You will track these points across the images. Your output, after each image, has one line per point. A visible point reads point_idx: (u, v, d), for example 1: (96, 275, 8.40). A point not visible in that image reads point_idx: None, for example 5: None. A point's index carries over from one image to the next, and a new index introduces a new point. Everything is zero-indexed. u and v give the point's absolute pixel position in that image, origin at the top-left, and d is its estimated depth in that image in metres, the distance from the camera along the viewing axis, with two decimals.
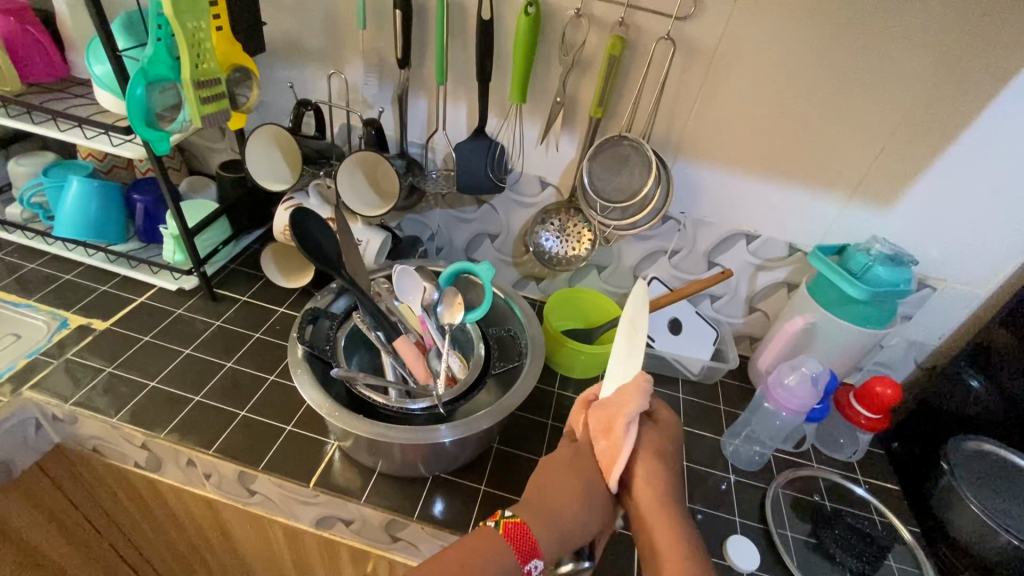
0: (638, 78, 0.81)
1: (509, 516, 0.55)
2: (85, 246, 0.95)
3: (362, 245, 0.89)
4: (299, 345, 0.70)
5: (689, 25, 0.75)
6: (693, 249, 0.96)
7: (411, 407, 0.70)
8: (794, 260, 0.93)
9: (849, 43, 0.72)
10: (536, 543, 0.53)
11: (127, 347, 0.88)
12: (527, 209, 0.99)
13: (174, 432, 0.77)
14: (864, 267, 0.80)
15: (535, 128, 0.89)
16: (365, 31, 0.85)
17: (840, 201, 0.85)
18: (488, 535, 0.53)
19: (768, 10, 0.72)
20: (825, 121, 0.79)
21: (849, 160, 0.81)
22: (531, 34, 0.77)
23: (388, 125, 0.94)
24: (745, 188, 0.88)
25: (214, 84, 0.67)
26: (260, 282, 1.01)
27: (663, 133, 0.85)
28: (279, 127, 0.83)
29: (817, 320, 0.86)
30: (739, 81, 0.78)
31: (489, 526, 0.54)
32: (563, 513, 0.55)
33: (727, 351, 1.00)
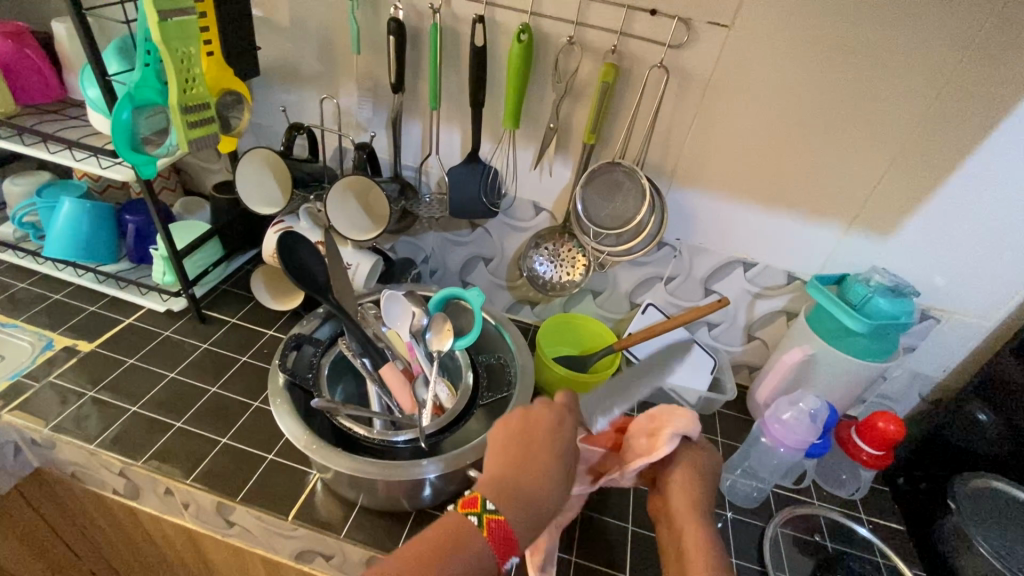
0: (631, 105, 0.80)
1: (491, 512, 0.52)
2: (75, 266, 0.95)
3: (351, 269, 0.88)
4: (280, 373, 0.68)
5: (683, 53, 0.75)
6: (690, 276, 0.94)
7: (394, 440, 0.68)
8: (793, 288, 0.91)
9: (845, 72, 0.71)
10: (514, 540, 0.52)
11: (111, 369, 0.86)
12: (521, 233, 0.98)
13: (153, 459, 0.76)
14: (865, 299, 0.78)
15: (529, 152, 0.89)
16: (360, 56, 0.85)
17: (839, 229, 0.83)
18: (462, 530, 0.51)
19: (762, 39, 0.71)
20: (822, 149, 0.78)
21: (846, 188, 0.80)
22: (524, 60, 0.77)
23: (382, 148, 0.94)
24: (742, 216, 0.86)
25: (202, 108, 0.67)
26: (250, 304, 1.00)
27: (657, 159, 0.84)
28: (271, 151, 0.83)
29: (816, 351, 0.84)
30: (735, 108, 0.77)
31: (467, 519, 0.52)
32: (535, 490, 0.55)
33: (724, 382, 0.97)
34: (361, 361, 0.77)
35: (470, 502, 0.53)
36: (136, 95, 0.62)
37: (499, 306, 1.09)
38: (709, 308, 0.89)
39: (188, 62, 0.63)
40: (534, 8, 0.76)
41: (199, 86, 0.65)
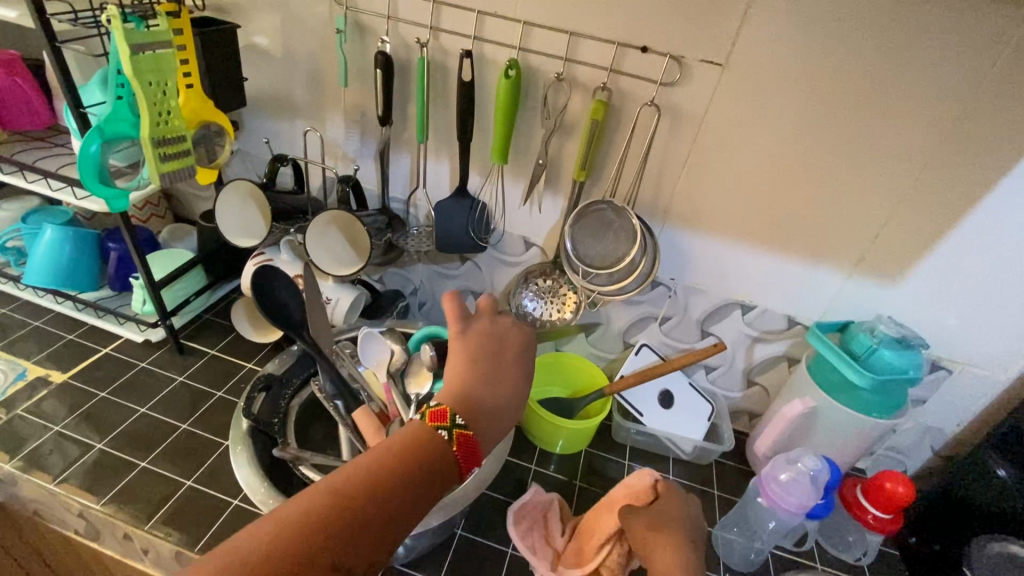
0: (623, 142, 0.77)
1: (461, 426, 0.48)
2: (55, 294, 0.93)
3: (331, 304, 0.85)
4: (244, 417, 0.65)
5: (675, 91, 0.72)
6: (686, 317, 0.90)
7: None
8: (793, 333, 0.86)
9: (845, 114, 0.68)
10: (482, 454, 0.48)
11: (81, 402, 0.84)
12: (511, 268, 0.95)
13: (113, 502, 0.72)
14: (869, 350, 0.73)
15: (519, 187, 0.86)
16: (348, 88, 0.84)
17: (842, 274, 0.79)
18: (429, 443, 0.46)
19: (757, 79, 0.69)
20: (822, 192, 0.74)
21: (848, 233, 0.76)
22: (512, 96, 0.75)
23: (370, 179, 0.92)
24: (739, 257, 0.82)
25: (177, 141, 0.65)
26: (231, 335, 0.98)
27: (650, 197, 0.81)
28: (252, 184, 0.80)
29: (817, 403, 0.79)
30: (730, 148, 0.74)
31: (435, 432, 0.47)
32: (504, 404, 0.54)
33: (721, 430, 0.93)
34: (334, 405, 0.73)
35: (438, 415, 0.48)
36: (106, 127, 0.60)
37: None
38: (705, 353, 0.85)
39: (164, 95, 0.62)
40: (523, 43, 0.74)
41: (176, 119, 0.64)
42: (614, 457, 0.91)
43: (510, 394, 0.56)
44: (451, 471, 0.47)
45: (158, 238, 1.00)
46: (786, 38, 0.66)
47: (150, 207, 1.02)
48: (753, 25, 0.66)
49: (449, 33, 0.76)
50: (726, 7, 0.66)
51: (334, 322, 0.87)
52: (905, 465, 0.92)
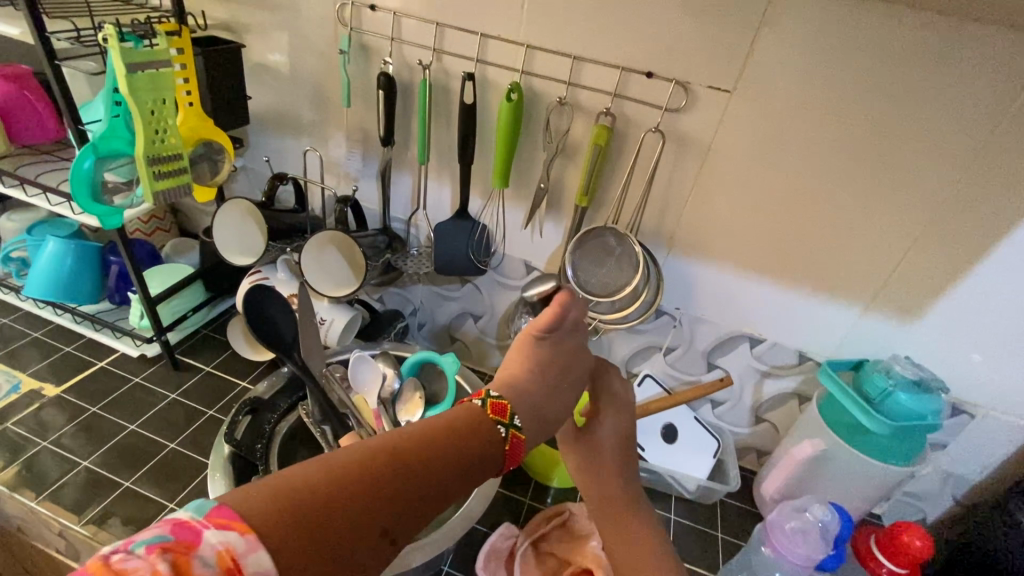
0: (626, 167, 0.75)
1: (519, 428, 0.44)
2: (55, 306, 0.93)
3: (325, 325, 0.84)
4: (226, 442, 0.63)
5: (681, 118, 0.70)
6: (691, 349, 0.86)
7: None
8: (804, 370, 0.82)
9: (858, 144, 0.65)
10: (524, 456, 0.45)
11: (71, 417, 0.83)
12: (511, 291, 0.92)
13: (93, 523, 0.71)
14: (884, 393, 0.70)
15: (520, 211, 0.84)
16: (352, 108, 0.84)
17: (856, 309, 0.75)
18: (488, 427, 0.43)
19: (765, 107, 0.66)
20: (835, 224, 0.71)
21: (862, 267, 0.72)
22: (513, 119, 0.73)
23: (371, 199, 0.91)
24: (747, 288, 0.79)
25: (174, 159, 0.65)
26: (226, 353, 0.97)
27: (654, 225, 0.78)
28: (251, 203, 0.81)
29: (828, 445, 0.75)
30: (737, 176, 0.72)
31: (493, 428, 0.43)
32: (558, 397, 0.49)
33: (728, 470, 0.88)
34: (321, 431, 0.71)
35: (499, 409, 0.44)
36: (101, 145, 0.60)
37: (487, 365, 1.02)
38: (709, 389, 0.80)
39: (162, 113, 0.62)
40: (526, 67, 0.73)
41: (173, 137, 0.64)
42: None
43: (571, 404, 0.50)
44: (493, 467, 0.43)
45: (162, 252, 1.00)
46: (796, 66, 0.63)
47: (156, 221, 1.02)
48: (762, 52, 0.64)
49: (452, 55, 0.75)
50: (734, 35, 0.64)
51: (327, 343, 0.85)
52: (924, 512, 0.86)
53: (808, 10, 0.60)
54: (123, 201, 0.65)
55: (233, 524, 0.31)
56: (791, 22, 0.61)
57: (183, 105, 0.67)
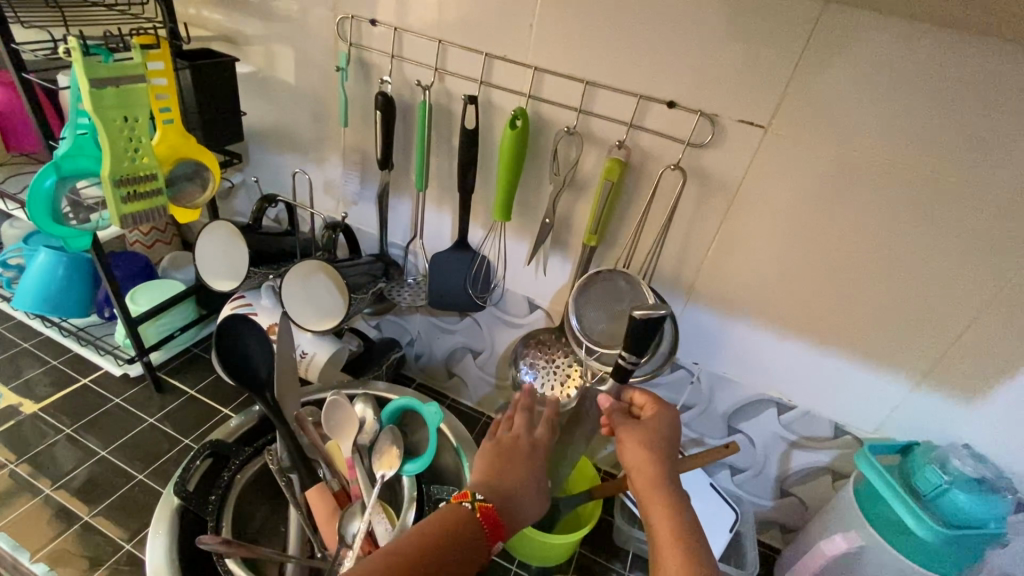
0: (642, 205, 0.67)
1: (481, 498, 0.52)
2: (43, 317, 0.90)
3: (307, 358, 0.79)
4: (175, 494, 0.59)
5: (706, 154, 0.61)
6: (710, 409, 0.77)
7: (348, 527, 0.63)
8: (841, 444, 0.71)
9: (917, 192, 0.55)
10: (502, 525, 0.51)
11: (43, 437, 0.80)
12: (512, 329, 0.85)
13: (43, 561, 0.66)
14: (937, 490, 0.59)
15: (523, 246, 0.77)
16: (350, 128, 0.78)
17: (905, 382, 0.64)
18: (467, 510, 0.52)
19: (805, 146, 0.57)
20: (885, 282, 0.60)
21: (916, 334, 0.61)
22: (518, 147, 0.66)
23: (369, 223, 0.86)
24: (777, 347, 0.69)
25: (145, 179, 0.61)
26: (213, 376, 0.92)
27: (671, 269, 0.70)
28: (236, 226, 0.75)
29: (864, 542, 0.64)
30: (769, 221, 0.62)
31: (462, 506, 0.51)
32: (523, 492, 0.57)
33: (746, 553, 0.76)
34: (287, 480, 0.67)
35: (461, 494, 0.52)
36: (65, 164, 0.58)
37: (485, 405, 0.94)
38: (707, 456, 0.64)
39: (134, 133, 0.59)
40: (533, 91, 0.66)
41: (145, 157, 0.61)
42: (609, 563, 0.77)
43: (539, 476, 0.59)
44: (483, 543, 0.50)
45: (159, 266, 0.96)
46: (844, 100, 0.54)
47: (156, 232, 0.98)
48: (805, 84, 0.55)
49: (455, 76, 0.69)
50: (771, 63, 0.55)
51: (307, 377, 0.81)
52: None
53: (862, 37, 0.51)
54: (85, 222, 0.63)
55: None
56: (840, 50, 0.52)
57: (161, 122, 0.64)
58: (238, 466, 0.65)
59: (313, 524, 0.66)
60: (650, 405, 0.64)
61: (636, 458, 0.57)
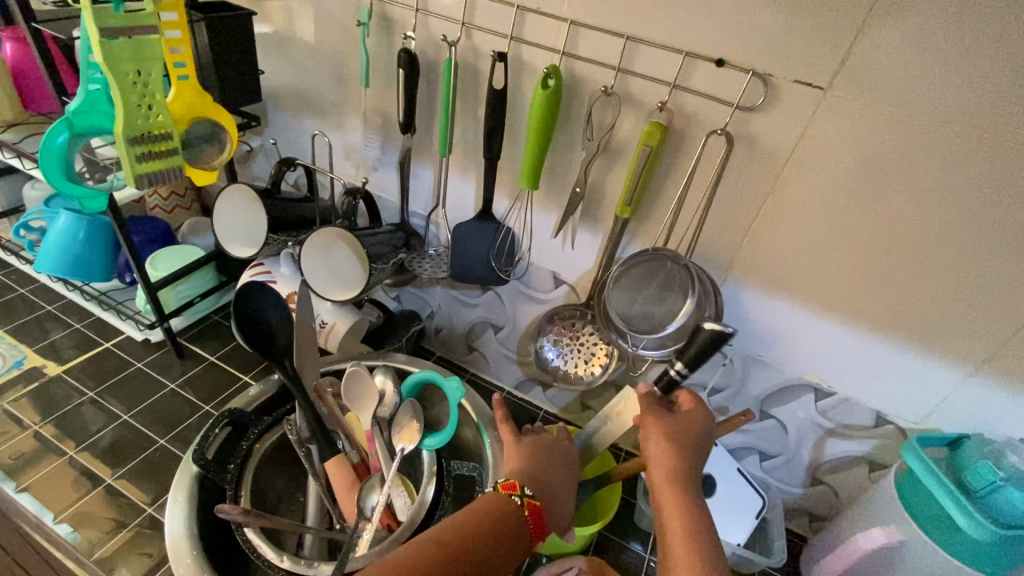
0: (681, 175, 0.62)
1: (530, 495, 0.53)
2: (66, 281, 0.90)
3: (326, 327, 0.77)
4: (194, 461, 0.59)
5: (755, 119, 0.56)
6: (742, 392, 0.73)
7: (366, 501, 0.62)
8: (881, 434, 0.68)
9: (994, 163, 0.49)
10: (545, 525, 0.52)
11: (68, 399, 0.80)
12: (536, 305, 0.82)
13: (67, 521, 0.67)
14: (990, 488, 0.55)
15: (550, 217, 0.73)
16: (371, 89, 0.75)
17: (957, 372, 0.59)
18: (507, 507, 0.51)
19: (868, 110, 0.52)
20: (946, 263, 0.55)
21: (978, 321, 0.56)
22: (548, 110, 0.61)
23: (389, 190, 0.82)
24: (818, 331, 0.65)
25: (160, 138, 0.59)
26: (232, 343, 0.92)
27: (708, 245, 0.65)
28: (254, 191, 0.73)
29: (905, 537, 0.61)
30: (820, 194, 0.57)
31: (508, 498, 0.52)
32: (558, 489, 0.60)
33: (773, 542, 0.74)
34: (306, 450, 0.66)
35: (509, 485, 0.53)
36: (78, 120, 0.57)
37: (506, 381, 0.92)
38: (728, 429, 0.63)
39: (147, 89, 0.57)
40: (568, 47, 0.61)
41: (160, 115, 0.59)
42: (629, 545, 0.76)
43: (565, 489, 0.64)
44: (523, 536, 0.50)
45: (179, 232, 0.94)
46: (919, 57, 0.48)
47: (176, 198, 0.96)
48: (873, 38, 0.49)
49: (483, 31, 0.64)
50: (836, 13, 0.49)
51: (326, 347, 0.79)
52: None
53: None
54: (100, 184, 0.62)
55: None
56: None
57: (176, 78, 0.61)
58: (257, 435, 0.64)
59: (332, 495, 0.65)
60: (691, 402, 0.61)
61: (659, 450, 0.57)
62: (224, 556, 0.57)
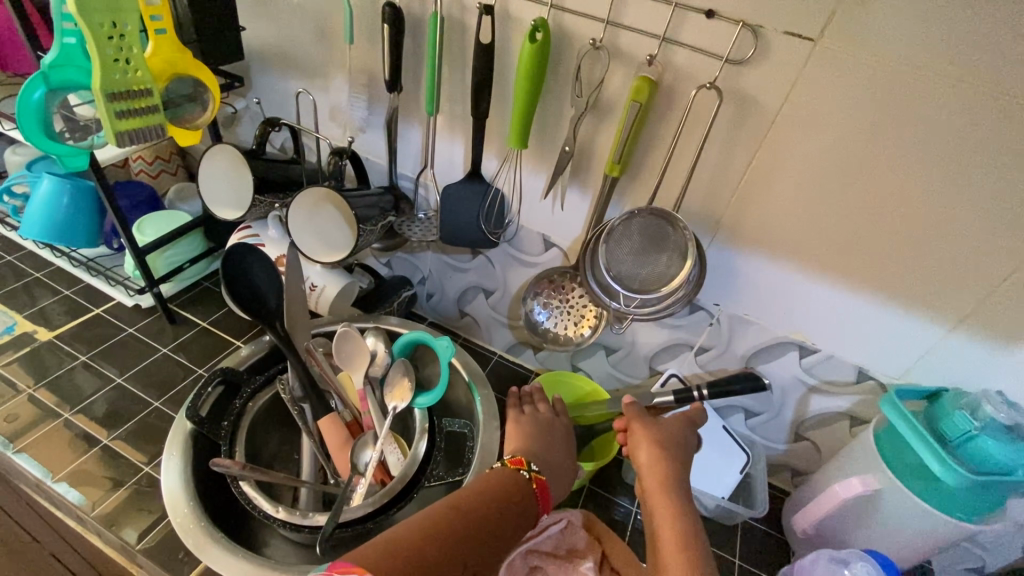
0: (670, 131, 0.62)
1: (536, 470, 0.57)
2: (53, 247, 0.90)
3: (317, 290, 0.78)
4: (187, 418, 0.60)
5: (744, 73, 0.56)
6: (728, 351, 0.74)
7: (359, 458, 0.64)
8: (863, 389, 0.69)
9: (983, 115, 0.49)
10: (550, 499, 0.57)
11: (61, 363, 0.81)
12: (528, 269, 0.82)
13: (65, 480, 0.69)
14: (965, 436, 0.57)
15: (540, 179, 0.73)
16: (355, 46, 0.73)
17: (938, 328, 0.61)
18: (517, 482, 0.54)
19: (859, 62, 0.51)
20: (931, 220, 0.55)
21: (960, 276, 0.57)
22: (537, 65, 0.60)
23: (377, 152, 0.81)
24: (804, 289, 0.65)
25: (141, 94, 0.58)
26: (224, 309, 0.92)
27: (697, 203, 0.66)
28: (240, 152, 0.72)
29: (881, 485, 0.63)
30: (808, 149, 0.57)
31: (517, 473, 0.56)
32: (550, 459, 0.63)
33: (755, 492, 0.77)
34: (299, 409, 0.67)
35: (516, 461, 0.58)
36: (54, 75, 0.56)
37: (498, 344, 0.93)
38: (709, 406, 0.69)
39: (123, 42, 0.55)
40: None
41: (138, 70, 0.58)
42: (617, 500, 0.79)
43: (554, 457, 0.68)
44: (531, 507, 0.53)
45: (165, 197, 0.93)
46: (911, 5, 0.47)
47: (161, 162, 0.95)
48: None
49: None
50: None
51: (318, 309, 0.80)
52: (984, 563, 0.70)
53: None
54: (81, 142, 0.61)
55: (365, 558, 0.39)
56: None
57: (153, 32, 0.59)
58: (249, 393, 0.65)
59: (325, 451, 0.67)
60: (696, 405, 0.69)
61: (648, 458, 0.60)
62: (222, 507, 0.59)
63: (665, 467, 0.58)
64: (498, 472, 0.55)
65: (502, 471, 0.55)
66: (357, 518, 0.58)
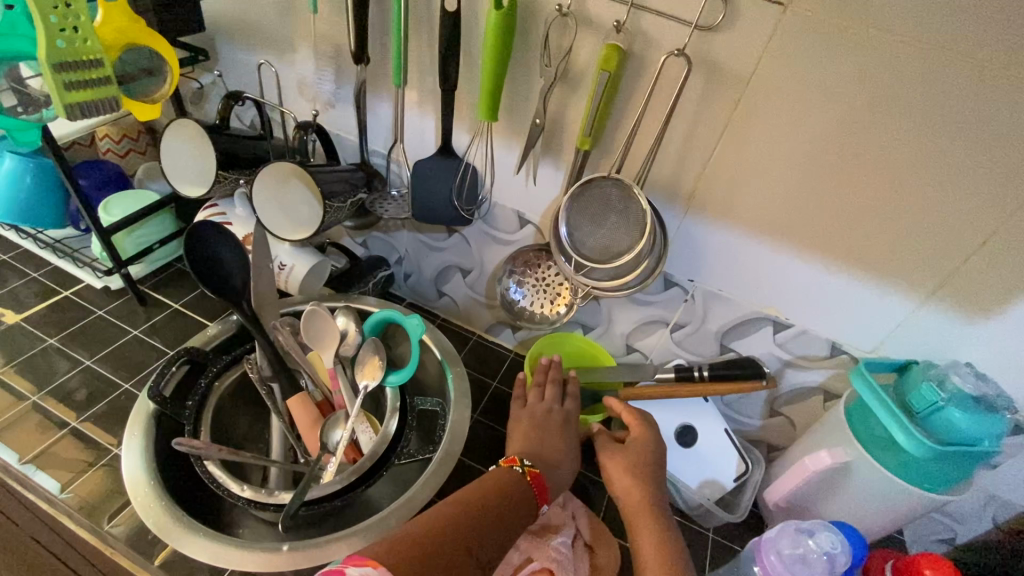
0: (640, 102, 0.60)
1: (529, 466, 0.59)
2: (19, 229, 0.88)
3: (286, 270, 0.77)
4: (149, 400, 0.60)
5: (714, 40, 0.54)
6: (703, 327, 0.74)
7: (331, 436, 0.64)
8: (835, 363, 0.69)
9: (955, 79, 0.48)
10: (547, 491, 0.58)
11: (28, 346, 0.79)
12: (503, 247, 0.81)
13: (34, 463, 0.68)
14: (932, 408, 0.57)
15: (512, 153, 0.71)
16: (320, 17, 0.70)
17: (909, 299, 0.60)
18: (510, 476, 0.57)
19: (829, 27, 0.49)
20: (905, 188, 0.54)
21: (932, 247, 0.56)
22: (504, 32, 0.58)
23: (346, 127, 0.79)
24: (776, 262, 0.65)
25: (90, 63, 0.56)
26: (197, 291, 0.90)
27: (669, 175, 0.64)
28: (201, 126, 0.71)
29: (850, 458, 0.64)
30: (779, 119, 0.56)
31: (511, 469, 0.58)
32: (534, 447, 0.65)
33: (739, 497, 0.74)
34: (268, 388, 0.66)
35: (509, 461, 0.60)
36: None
37: (476, 324, 0.92)
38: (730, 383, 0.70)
39: (70, 10, 0.54)
40: None
41: (87, 38, 0.56)
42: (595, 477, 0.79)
43: (528, 431, 0.67)
44: (528, 499, 0.56)
45: (133, 177, 0.92)
46: None
47: (129, 141, 0.92)
48: None
49: None
50: None
51: (288, 289, 0.79)
52: (954, 533, 0.70)
53: None
54: (33, 116, 0.59)
55: (367, 561, 0.41)
56: None
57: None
58: (215, 373, 0.65)
59: (296, 432, 0.66)
60: (634, 424, 0.67)
61: (623, 482, 0.63)
62: (188, 486, 0.59)
63: (646, 488, 0.63)
64: (491, 476, 0.56)
65: (497, 473, 0.57)
66: (325, 495, 0.57)
